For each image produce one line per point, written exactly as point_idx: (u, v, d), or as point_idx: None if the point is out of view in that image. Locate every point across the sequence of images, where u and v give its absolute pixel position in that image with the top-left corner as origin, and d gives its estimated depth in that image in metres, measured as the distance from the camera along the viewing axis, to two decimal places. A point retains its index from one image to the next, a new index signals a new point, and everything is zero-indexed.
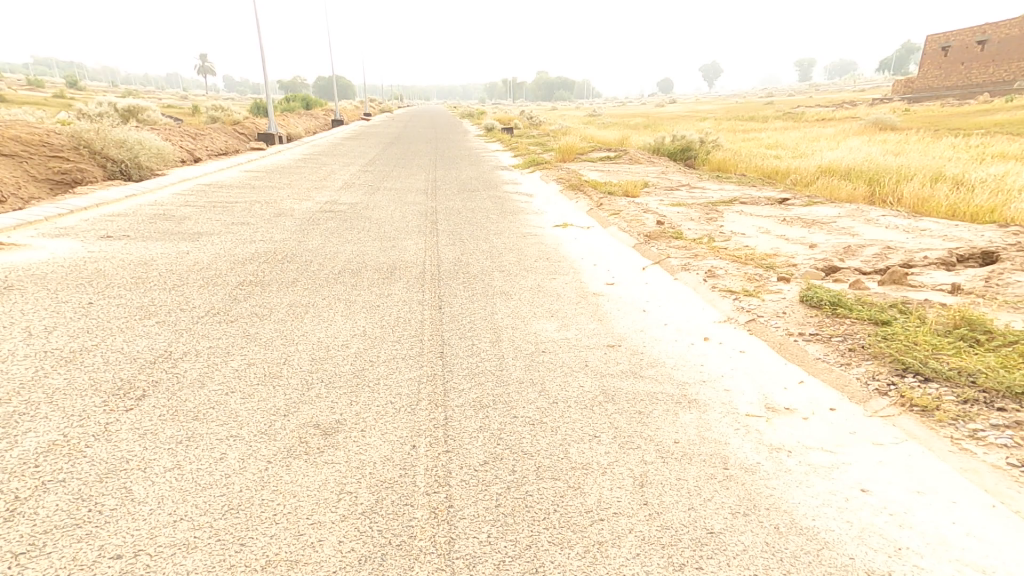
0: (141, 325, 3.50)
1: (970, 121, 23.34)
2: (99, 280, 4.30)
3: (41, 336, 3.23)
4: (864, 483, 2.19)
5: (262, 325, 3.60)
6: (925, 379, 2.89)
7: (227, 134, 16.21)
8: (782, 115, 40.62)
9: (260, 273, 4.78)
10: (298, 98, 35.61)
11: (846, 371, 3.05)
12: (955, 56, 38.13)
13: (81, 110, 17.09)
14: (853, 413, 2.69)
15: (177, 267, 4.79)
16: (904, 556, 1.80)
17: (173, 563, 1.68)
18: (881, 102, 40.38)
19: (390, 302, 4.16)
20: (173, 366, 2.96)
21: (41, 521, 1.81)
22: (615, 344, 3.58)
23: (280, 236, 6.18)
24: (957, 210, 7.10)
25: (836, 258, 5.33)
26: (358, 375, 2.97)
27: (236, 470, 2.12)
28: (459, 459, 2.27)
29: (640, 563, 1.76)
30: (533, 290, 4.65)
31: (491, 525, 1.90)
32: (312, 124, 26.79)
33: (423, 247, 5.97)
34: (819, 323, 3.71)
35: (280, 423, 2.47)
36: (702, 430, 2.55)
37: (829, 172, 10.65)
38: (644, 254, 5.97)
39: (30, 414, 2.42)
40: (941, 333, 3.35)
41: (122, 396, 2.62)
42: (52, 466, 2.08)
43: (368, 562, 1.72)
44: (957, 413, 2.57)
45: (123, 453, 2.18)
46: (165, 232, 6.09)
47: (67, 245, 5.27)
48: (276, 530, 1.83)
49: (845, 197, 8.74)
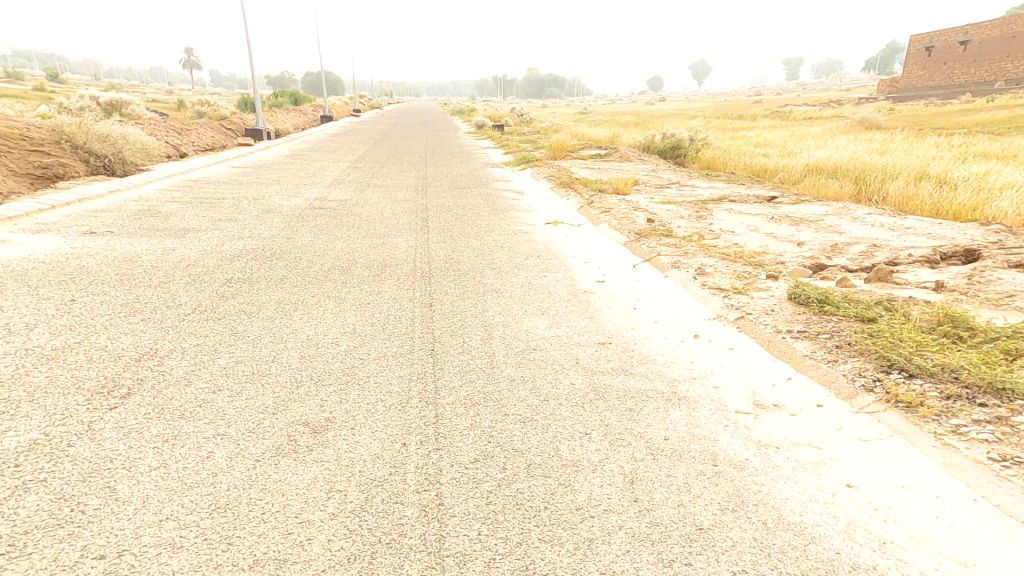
0: (126, 322, 3.44)
1: (953, 120, 23.68)
2: (82, 277, 4.22)
3: (23, 334, 3.17)
4: (850, 478, 2.22)
5: (250, 323, 3.56)
6: (910, 375, 2.93)
7: (215, 129, 16.00)
8: (772, 113, 40.74)
9: (248, 270, 4.72)
10: (286, 94, 35.49)
11: (833, 368, 3.09)
12: (938, 56, 38.69)
13: (64, 104, 16.76)
14: (839, 409, 2.73)
15: (163, 264, 4.72)
16: (888, 551, 1.83)
17: (158, 563, 1.66)
18: (867, 101, 40.83)
19: (380, 300, 4.13)
20: (159, 364, 2.91)
21: (22, 522, 1.78)
22: (605, 342, 3.58)
23: (268, 232, 6.11)
24: (940, 208, 7.22)
25: (823, 256, 5.40)
26: (348, 373, 2.95)
27: (223, 469, 2.09)
28: (450, 457, 2.26)
29: (629, 559, 1.77)
30: (524, 287, 4.65)
31: (482, 523, 1.90)
32: (301, 120, 26.54)
33: (413, 243, 5.94)
34: (806, 320, 3.75)
35: (268, 421, 2.44)
36: (692, 427, 2.57)
37: (816, 170, 10.76)
38: (634, 251, 5.99)
39: (10, 412, 2.37)
40: (924, 329, 3.41)
41: (106, 394, 2.58)
42: (33, 466, 2.04)
43: (357, 561, 1.71)
44: (940, 409, 2.62)
45: (107, 452, 2.15)
46: (150, 228, 5.99)
47: (48, 241, 5.15)
48: (264, 529, 1.81)
49: (832, 195, 8.84)
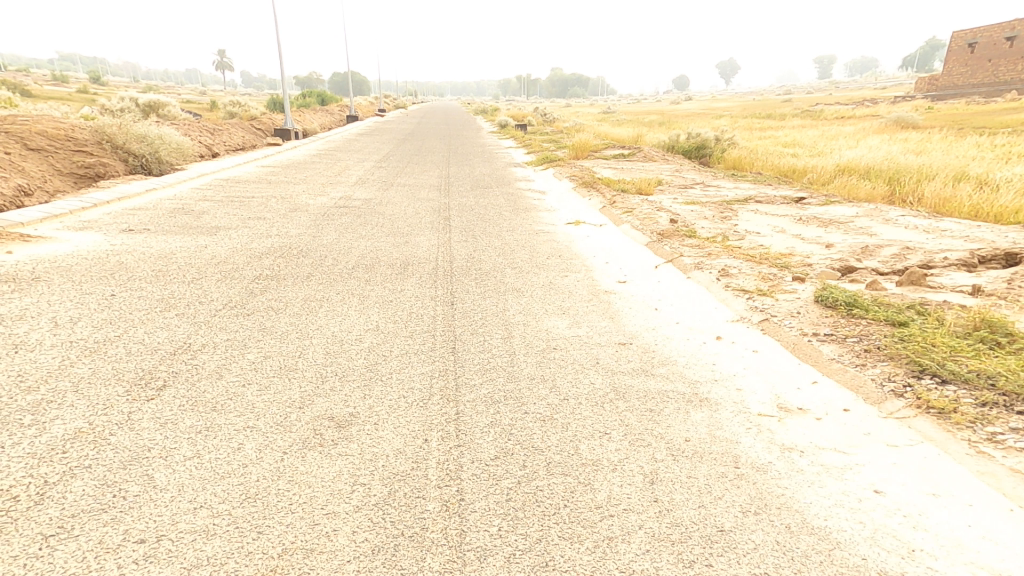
0: (162, 317, 3.58)
1: (998, 120, 22.76)
2: (121, 273, 4.40)
3: (66, 327, 3.32)
4: (878, 484, 2.16)
5: (278, 319, 3.65)
6: (943, 381, 2.84)
7: (245, 129, 16.43)
8: (802, 112, 39.81)
9: (276, 267, 4.84)
10: (315, 94, 36.55)
11: (861, 372, 3.02)
12: (982, 52, 37.34)
13: (104, 104, 17.41)
14: (867, 415, 2.66)
15: (196, 261, 4.89)
16: (917, 558, 1.78)
17: (194, 548, 1.73)
18: (905, 99, 39.63)
19: (402, 298, 4.19)
20: (192, 358, 3.02)
21: (70, 505, 1.87)
22: (625, 342, 3.57)
23: (295, 231, 6.26)
24: (979, 210, 6.96)
25: (853, 258, 5.25)
26: (371, 369, 3.01)
27: (253, 460, 2.17)
28: (470, 453, 2.29)
29: (650, 559, 1.77)
30: (544, 287, 4.66)
31: (502, 519, 1.92)
32: (328, 120, 27.04)
33: (435, 243, 6.01)
34: (833, 323, 3.66)
35: (295, 414, 2.51)
36: (713, 429, 2.54)
37: (848, 170, 10.45)
38: (656, 251, 5.94)
39: (57, 401, 2.49)
40: (959, 335, 3.30)
41: (144, 385, 2.69)
42: (78, 453, 2.14)
43: (381, 552, 1.75)
44: (974, 416, 2.53)
45: (145, 441, 2.24)
46: (183, 225, 6.19)
47: (90, 238, 5.39)
48: (291, 520, 1.87)
49: (863, 197, 8.61)
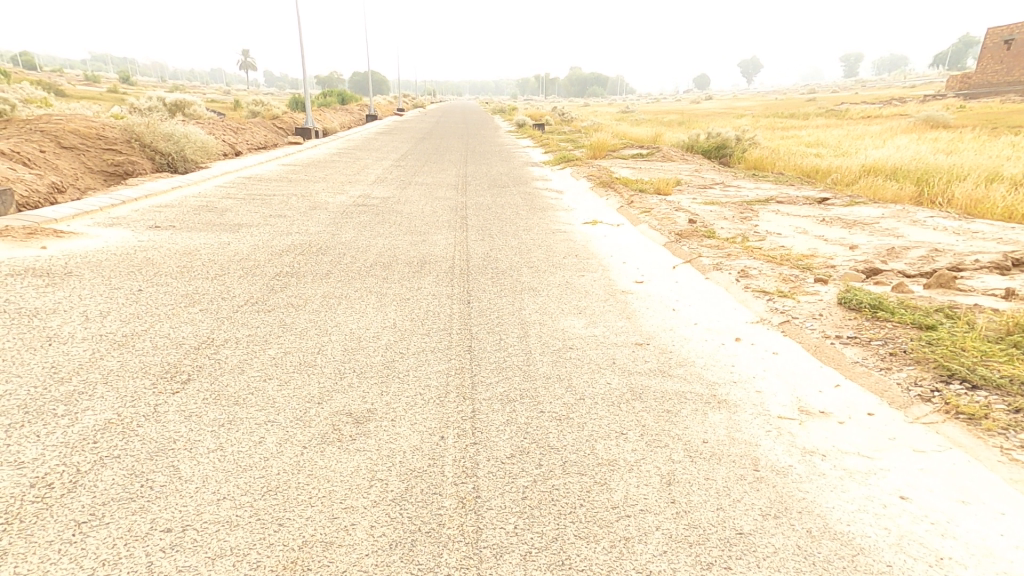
0: (186, 312, 3.67)
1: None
2: (148, 268, 4.52)
3: (97, 320, 3.43)
4: (903, 490, 2.11)
5: (298, 315, 3.72)
6: (973, 386, 2.75)
7: (267, 128, 16.72)
8: (828, 112, 39.01)
9: (296, 264, 4.94)
10: (335, 94, 37.21)
11: (886, 375, 2.95)
12: (1017, 49, 36.05)
13: (133, 104, 17.89)
14: (892, 419, 2.60)
15: (219, 257, 5.00)
16: (945, 566, 1.73)
17: (218, 538, 1.77)
18: (936, 97, 38.45)
19: (419, 296, 4.22)
20: (216, 352, 3.09)
21: (100, 493, 1.93)
22: (642, 342, 3.54)
23: (315, 228, 6.36)
24: (1013, 212, 6.73)
25: (878, 260, 5.13)
26: (388, 366, 3.05)
27: (274, 454, 2.21)
28: (486, 451, 2.30)
29: (667, 560, 1.75)
30: (561, 286, 4.65)
31: (518, 517, 1.93)
32: (347, 119, 27.38)
33: (452, 241, 6.05)
34: (858, 325, 3.58)
35: (314, 410, 2.55)
36: (731, 431, 2.51)
37: (874, 170, 10.19)
38: (675, 252, 5.88)
39: (88, 393, 2.57)
40: (991, 339, 3.20)
41: (169, 379, 2.76)
42: (108, 443, 2.21)
43: (399, 547, 1.77)
44: (1007, 423, 2.45)
45: (171, 433, 2.31)
46: (207, 223, 6.33)
47: (118, 234, 5.55)
48: (311, 512, 1.90)
49: (889, 198, 8.39)
